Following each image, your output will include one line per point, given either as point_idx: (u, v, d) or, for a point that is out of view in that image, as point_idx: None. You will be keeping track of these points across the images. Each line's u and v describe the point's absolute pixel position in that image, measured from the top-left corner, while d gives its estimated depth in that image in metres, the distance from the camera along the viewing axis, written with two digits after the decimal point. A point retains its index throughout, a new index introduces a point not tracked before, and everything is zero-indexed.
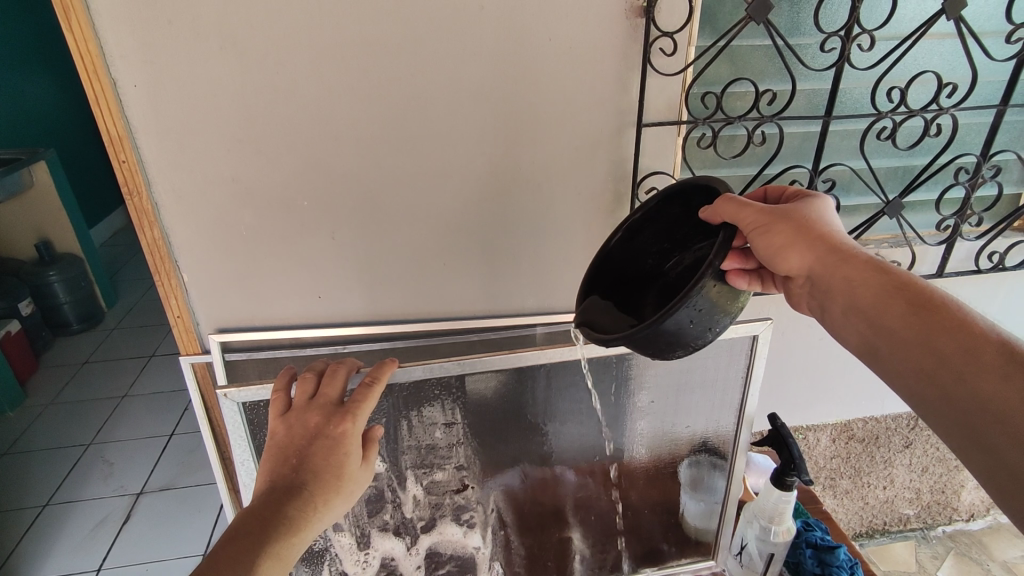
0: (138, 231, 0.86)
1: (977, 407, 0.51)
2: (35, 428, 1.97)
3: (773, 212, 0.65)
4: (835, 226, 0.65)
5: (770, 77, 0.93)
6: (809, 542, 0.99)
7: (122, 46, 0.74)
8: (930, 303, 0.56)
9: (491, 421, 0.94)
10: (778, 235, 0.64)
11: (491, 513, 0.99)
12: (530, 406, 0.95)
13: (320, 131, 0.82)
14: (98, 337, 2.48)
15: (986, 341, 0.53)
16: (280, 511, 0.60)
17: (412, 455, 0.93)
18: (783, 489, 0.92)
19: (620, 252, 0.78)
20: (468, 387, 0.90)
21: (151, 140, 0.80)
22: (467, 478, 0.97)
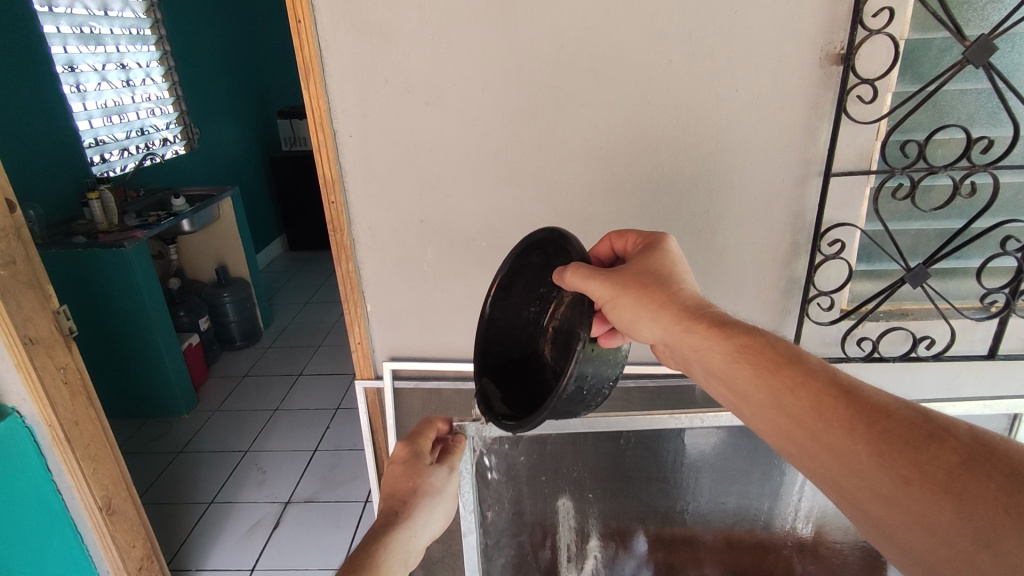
0: (336, 263, 0.95)
1: (833, 463, 0.55)
2: (205, 431, 2.21)
3: (618, 283, 0.66)
4: (675, 280, 0.67)
5: (981, 124, 0.85)
6: None
7: (346, 102, 0.84)
8: (771, 362, 0.60)
9: (701, 476, 0.98)
10: (625, 308, 0.66)
11: (705, 559, 1.03)
12: (742, 464, 0.98)
13: (505, 177, 0.87)
14: (256, 353, 2.76)
15: (825, 392, 0.57)
16: (381, 535, 0.64)
17: (623, 501, 1.00)
18: None
19: (501, 315, 0.79)
20: (687, 442, 0.96)
21: (357, 183, 0.90)
22: (677, 525, 1.01)
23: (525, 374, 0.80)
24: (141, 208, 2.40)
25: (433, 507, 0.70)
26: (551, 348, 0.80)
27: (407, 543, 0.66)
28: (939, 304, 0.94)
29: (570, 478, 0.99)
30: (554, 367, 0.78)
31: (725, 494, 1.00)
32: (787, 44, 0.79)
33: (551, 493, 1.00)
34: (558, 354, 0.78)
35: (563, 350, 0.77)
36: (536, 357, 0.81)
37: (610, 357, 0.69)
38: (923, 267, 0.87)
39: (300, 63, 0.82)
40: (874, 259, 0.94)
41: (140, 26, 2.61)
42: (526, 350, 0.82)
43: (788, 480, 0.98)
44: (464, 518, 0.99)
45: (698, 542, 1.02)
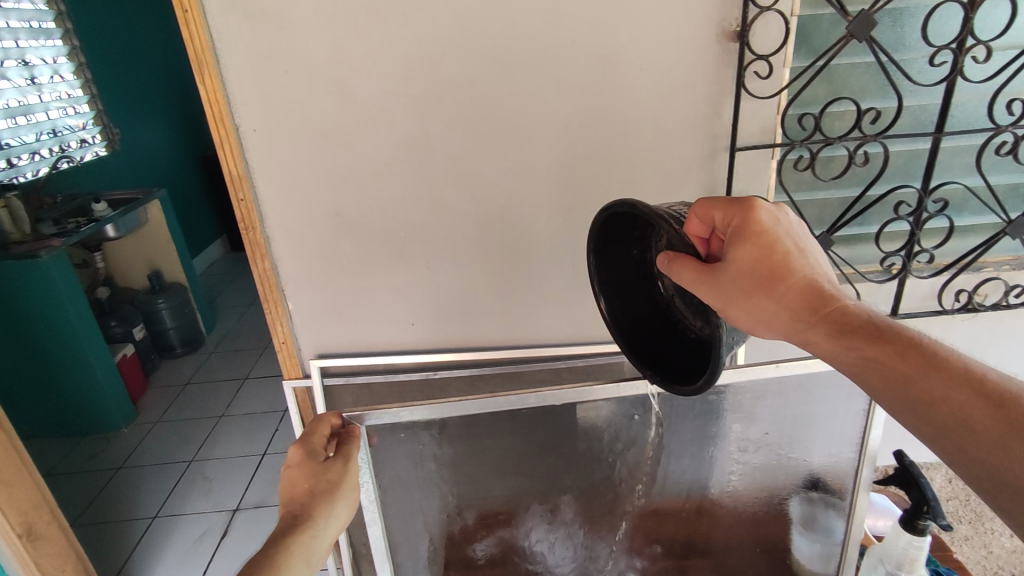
0: (252, 263, 0.92)
1: (999, 486, 0.49)
2: (145, 444, 2.13)
3: (726, 291, 0.56)
4: (791, 270, 0.58)
5: (872, 95, 0.89)
6: None
7: (246, 96, 0.82)
8: (910, 370, 0.53)
9: (619, 446, 0.96)
10: (737, 314, 0.57)
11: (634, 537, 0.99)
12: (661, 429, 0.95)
13: (418, 165, 0.87)
14: (198, 360, 2.67)
15: (974, 405, 0.51)
16: (287, 538, 0.65)
17: (543, 477, 0.97)
18: (914, 533, 0.78)
19: (604, 271, 0.72)
20: (580, 415, 0.93)
21: (267, 180, 0.87)
22: (598, 501, 0.98)
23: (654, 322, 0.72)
24: (59, 215, 2.27)
25: (334, 504, 0.72)
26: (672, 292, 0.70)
27: (312, 543, 0.67)
28: (844, 269, 0.99)
29: (481, 459, 0.94)
30: (686, 313, 0.69)
31: (652, 460, 0.97)
32: (684, 24, 0.80)
33: (465, 478, 0.95)
34: (686, 298, 0.68)
35: (688, 296, 0.68)
36: (661, 302, 0.72)
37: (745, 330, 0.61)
38: (826, 234, 0.90)
39: (192, 57, 0.79)
40: None
41: (42, 19, 2.45)
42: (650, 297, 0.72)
43: (691, 443, 0.96)
44: (367, 508, 0.91)
45: (624, 518, 0.99)
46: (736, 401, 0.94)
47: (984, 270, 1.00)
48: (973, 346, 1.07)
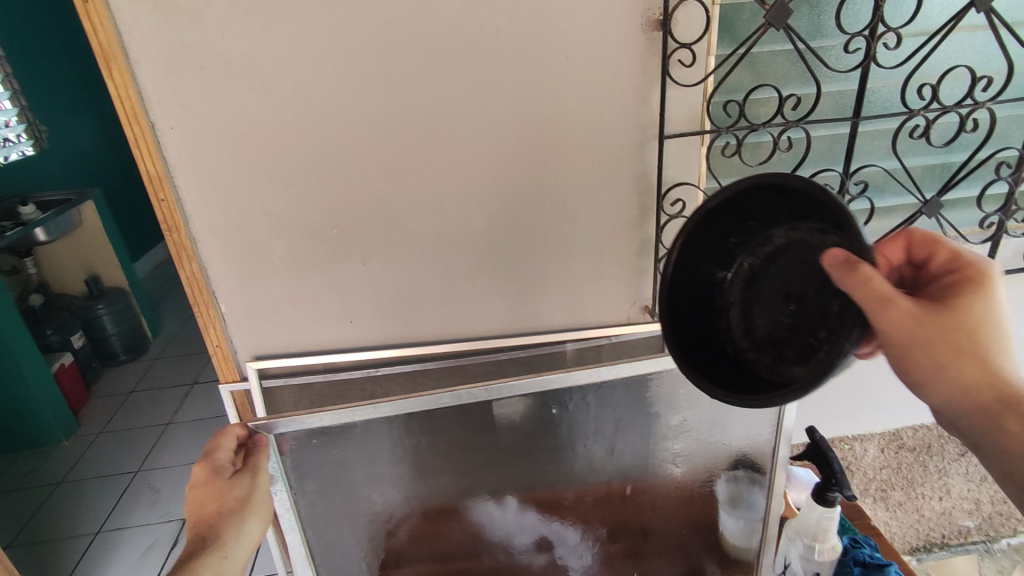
0: (178, 265, 0.89)
1: None
2: (87, 457, 2.04)
3: (925, 339, 0.52)
4: (991, 344, 0.54)
5: (793, 82, 0.92)
6: (857, 560, 0.79)
7: (160, 91, 0.78)
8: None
9: (537, 441, 0.95)
10: (919, 362, 0.54)
11: (559, 525, 1.01)
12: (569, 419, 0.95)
13: (347, 160, 0.85)
14: (143, 367, 2.57)
15: None
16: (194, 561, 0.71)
17: (464, 476, 0.96)
18: (826, 506, 0.77)
19: (693, 243, 0.65)
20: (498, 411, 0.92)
21: (188, 178, 0.84)
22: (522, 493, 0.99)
23: (733, 329, 0.66)
24: None
25: (243, 520, 0.78)
26: (747, 296, 0.65)
27: (222, 563, 0.74)
28: None
29: (387, 460, 0.92)
30: (726, 322, 0.66)
31: (565, 449, 0.97)
32: (609, 13, 0.81)
33: (377, 479, 0.93)
34: (770, 309, 0.63)
35: (768, 305, 0.63)
36: (715, 308, 0.67)
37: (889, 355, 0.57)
38: None
39: (97, 49, 0.74)
40: None
41: None
42: (716, 308, 0.67)
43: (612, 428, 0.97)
44: (283, 516, 0.89)
45: (548, 507, 1.00)
46: (643, 389, 0.95)
47: None
48: None
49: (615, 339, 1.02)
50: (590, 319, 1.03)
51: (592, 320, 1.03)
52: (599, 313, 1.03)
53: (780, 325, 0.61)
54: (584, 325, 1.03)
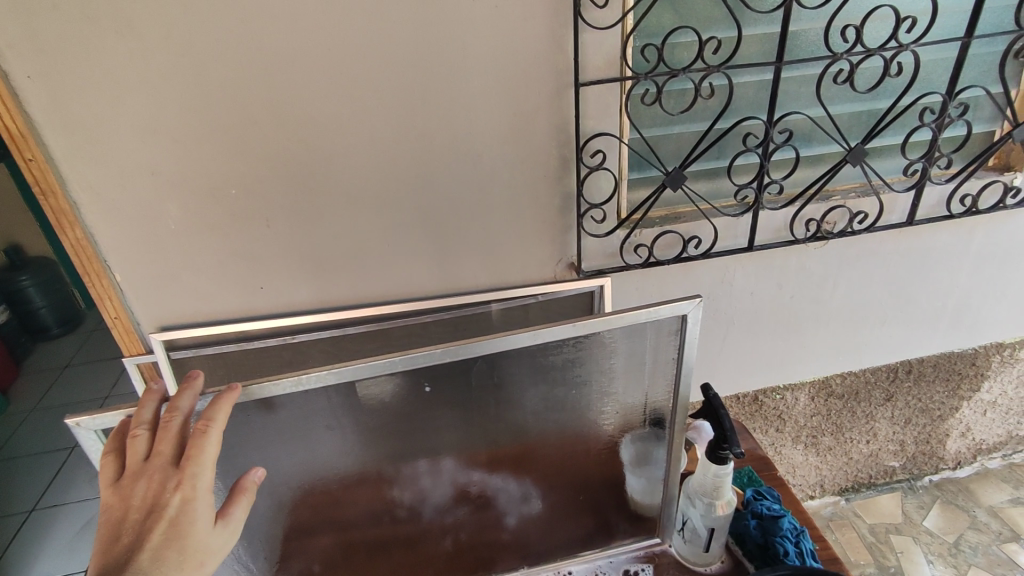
0: (59, 232, 0.82)
1: None
2: (21, 434, 1.96)
3: None
4: None
5: (716, 25, 0.87)
6: (754, 511, 0.75)
7: (8, 36, 0.69)
8: None
9: (424, 427, 0.67)
10: None
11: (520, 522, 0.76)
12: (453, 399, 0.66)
13: (236, 112, 0.78)
14: (79, 340, 2.46)
15: None
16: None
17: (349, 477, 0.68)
18: (720, 464, 0.67)
19: None
20: None
21: (57, 135, 0.76)
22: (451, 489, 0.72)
23: (576, 396, 0.69)
24: None
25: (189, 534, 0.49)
26: (593, 350, 0.65)
27: None
28: (700, 204, 1.00)
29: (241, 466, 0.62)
30: (580, 367, 0.66)
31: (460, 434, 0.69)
32: None
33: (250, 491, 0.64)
34: (610, 347, 0.65)
35: (610, 342, 0.64)
36: (555, 372, 0.67)
37: (637, 364, 0.66)
38: (679, 170, 0.90)
39: None
40: (644, 167, 0.97)
41: None
42: (575, 352, 0.65)
43: None
44: None
45: (487, 499, 0.74)
46: (553, 358, 0.65)
47: (832, 199, 1.03)
48: (826, 273, 1.12)
49: (543, 296, 0.98)
50: (515, 278, 1.00)
51: (518, 279, 1.00)
52: (525, 272, 1.00)
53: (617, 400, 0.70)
54: (509, 284, 1.00)
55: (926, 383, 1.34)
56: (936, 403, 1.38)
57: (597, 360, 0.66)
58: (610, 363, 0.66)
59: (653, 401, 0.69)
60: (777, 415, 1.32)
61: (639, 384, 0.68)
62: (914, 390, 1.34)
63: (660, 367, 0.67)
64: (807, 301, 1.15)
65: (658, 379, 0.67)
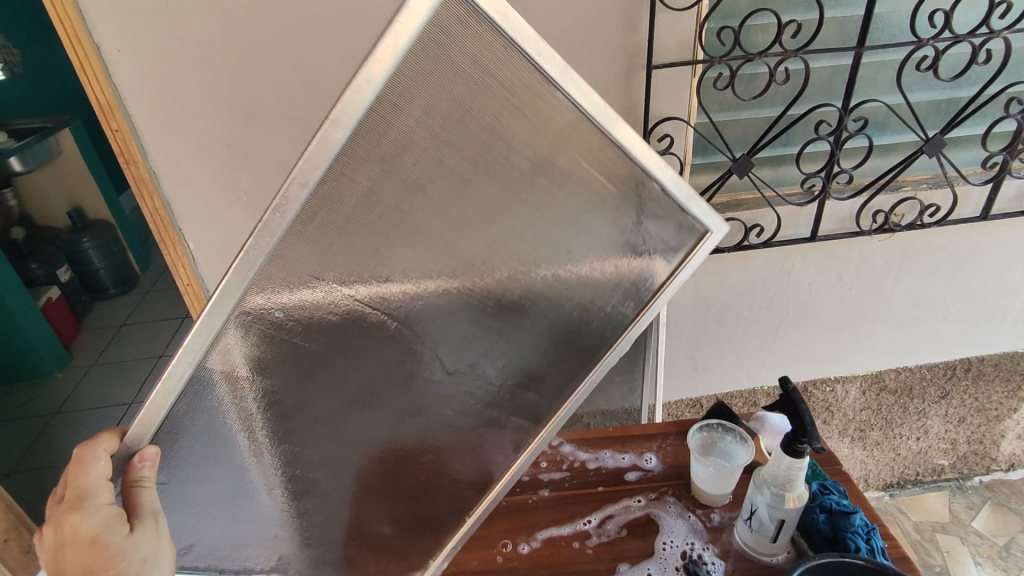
0: (140, 201, 0.85)
1: None
2: (83, 389, 2.07)
3: None
4: None
5: (795, 7, 0.85)
6: (823, 506, 0.72)
7: (101, 10, 0.72)
8: None
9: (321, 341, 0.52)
10: None
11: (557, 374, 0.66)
12: (325, 303, 0.50)
13: (311, 90, 0.80)
14: (135, 301, 2.55)
15: None
16: None
17: (328, 427, 0.59)
18: (795, 457, 0.66)
19: None
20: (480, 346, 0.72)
21: (142, 108, 0.79)
22: (434, 376, 0.61)
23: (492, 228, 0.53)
24: None
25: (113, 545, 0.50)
26: (410, 143, 0.45)
27: None
28: (765, 192, 0.98)
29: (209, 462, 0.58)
30: (435, 168, 0.47)
31: (364, 324, 0.54)
32: None
33: (226, 487, 0.61)
34: (425, 130, 0.45)
35: (412, 131, 0.45)
36: (427, 215, 0.49)
37: (469, 105, 0.45)
38: (747, 156, 0.88)
39: None
40: (709, 152, 0.95)
41: None
42: (402, 163, 0.45)
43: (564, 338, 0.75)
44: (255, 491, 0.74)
45: (480, 360, 0.62)
46: (393, 175, 0.46)
47: (903, 190, 1.00)
48: (889, 266, 1.09)
49: None
50: None
51: None
52: None
53: (548, 184, 0.52)
54: None
55: (984, 383, 1.30)
56: (994, 403, 1.34)
57: (437, 150, 0.46)
58: (449, 135, 0.46)
59: (572, 154, 0.51)
60: (826, 408, 1.30)
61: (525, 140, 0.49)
62: (970, 389, 1.31)
63: (526, 101, 0.47)
64: (867, 294, 1.12)
65: (504, 96, 0.46)
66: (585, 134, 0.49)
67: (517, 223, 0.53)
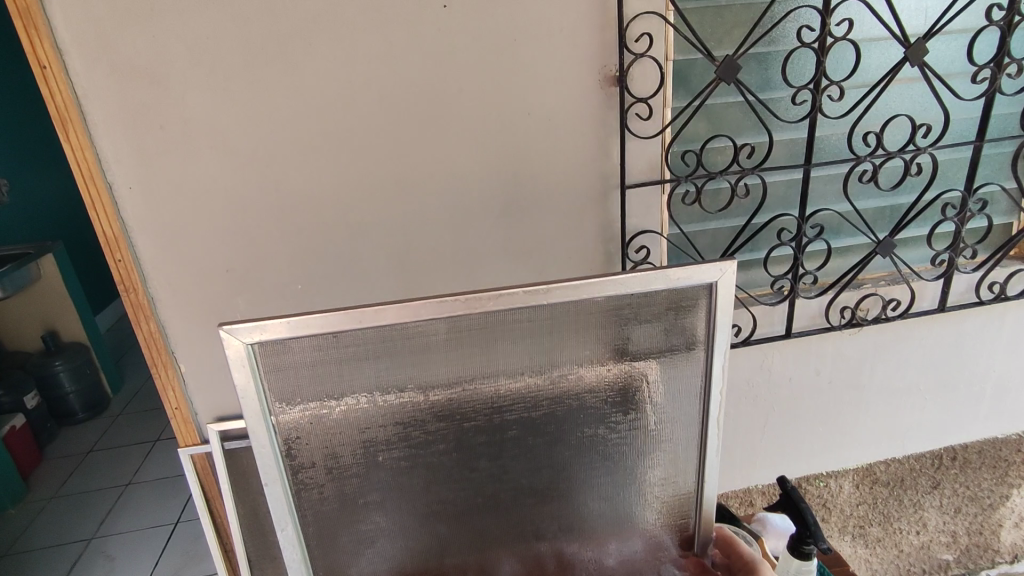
0: (135, 326, 0.86)
1: None
2: (37, 526, 1.92)
3: None
4: None
5: (747, 131, 0.96)
6: None
7: (117, 153, 0.77)
8: None
9: (346, 432, 0.58)
10: None
11: (664, 467, 0.66)
12: (357, 400, 0.57)
13: (309, 216, 0.85)
14: (102, 425, 2.44)
15: None
16: None
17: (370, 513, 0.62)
18: (802, 559, 0.66)
19: None
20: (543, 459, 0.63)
21: (146, 238, 0.82)
22: (450, 434, 0.61)
23: (469, 401, 0.60)
24: None
25: None
26: (308, 380, 0.55)
27: None
28: (739, 294, 1.04)
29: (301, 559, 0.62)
30: (361, 374, 0.56)
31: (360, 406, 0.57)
32: (568, 71, 0.83)
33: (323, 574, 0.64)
34: (317, 364, 0.55)
35: (301, 370, 0.55)
36: (414, 394, 0.58)
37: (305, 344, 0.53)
38: None
39: (55, 114, 0.74)
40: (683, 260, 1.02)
41: None
42: (343, 391, 0.56)
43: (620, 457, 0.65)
44: None
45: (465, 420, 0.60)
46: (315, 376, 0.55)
47: (864, 287, 1.07)
48: (863, 359, 1.13)
49: None
50: None
51: None
52: None
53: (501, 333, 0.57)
54: None
55: (972, 471, 1.32)
56: (985, 491, 1.34)
57: (345, 369, 0.55)
58: (352, 355, 0.55)
59: (526, 328, 0.58)
60: (822, 504, 1.28)
61: (415, 344, 0.56)
62: (959, 478, 1.32)
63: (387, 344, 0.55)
64: (846, 386, 1.16)
65: (317, 327, 0.52)
66: (482, 321, 0.56)
67: (471, 344, 0.57)
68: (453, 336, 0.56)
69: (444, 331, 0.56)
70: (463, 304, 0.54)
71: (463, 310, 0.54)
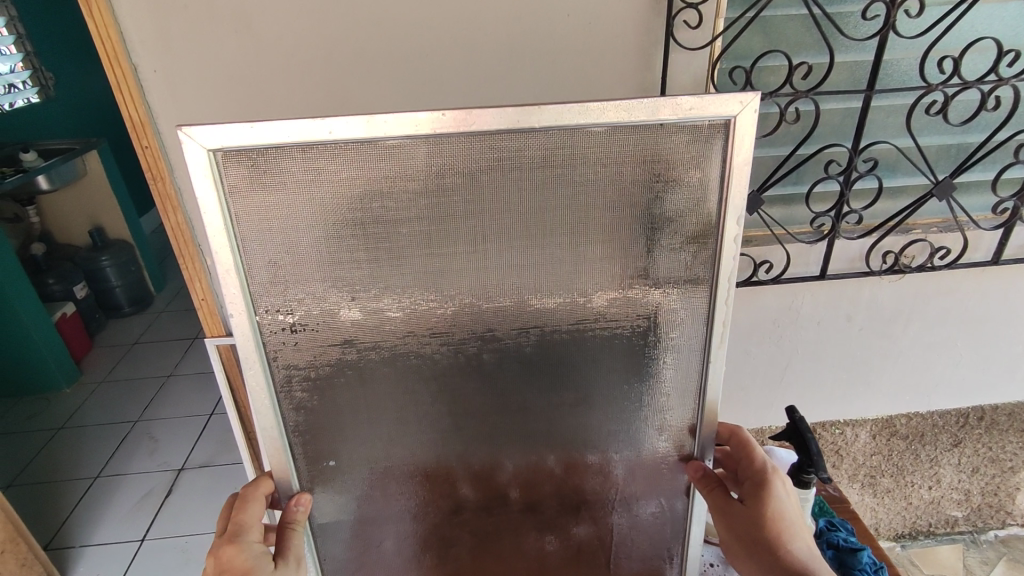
0: (162, 215, 0.88)
1: None
2: (89, 404, 2.07)
3: None
4: None
5: (806, 50, 0.88)
6: (830, 542, 0.70)
7: (141, 34, 0.75)
8: None
9: (325, 317, 0.59)
10: None
11: (669, 368, 0.64)
12: (329, 271, 0.57)
13: (333, 114, 0.82)
14: (146, 320, 2.57)
15: None
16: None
17: (359, 403, 0.63)
18: (802, 490, 0.68)
19: None
20: (540, 356, 0.63)
21: (172, 126, 0.82)
22: (434, 322, 0.60)
23: (460, 284, 0.59)
24: None
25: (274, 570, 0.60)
26: (286, 250, 0.55)
27: None
28: (775, 229, 0.99)
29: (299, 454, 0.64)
30: (345, 239, 0.55)
31: (336, 288, 0.58)
32: None
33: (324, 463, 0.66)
34: (293, 231, 0.55)
35: (277, 238, 0.55)
36: (391, 274, 0.58)
37: (283, 209, 0.54)
38: (756, 194, 0.90)
39: None
40: None
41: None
42: (334, 262, 0.56)
43: (624, 360, 0.63)
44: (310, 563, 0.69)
45: (454, 309, 0.60)
46: (292, 239, 0.55)
47: (913, 232, 1.00)
48: (900, 308, 1.08)
49: None
50: None
51: None
52: None
53: (486, 206, 0.55)
54: None
55: (998, 433, 1.28)
56: (1008, 454, 1.30)
57: (321, 235, 0.55)
58: (325, 224, 0.55)
59: (513, 210, 0.56)
60: (835, 451, 1.27)
61: (396, 205, 0.55)
62: (983, 438, 1.28)
63: (359, 199, 0.54)
64: (878, 335, 1.12)
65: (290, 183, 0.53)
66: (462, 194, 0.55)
67: (451, 211, 0.55)
68: (434, 203, 0.55)
69: (424, 185, 0.54)
70: (452, 132, 0.52)
71: (452, 145, 0.53)
